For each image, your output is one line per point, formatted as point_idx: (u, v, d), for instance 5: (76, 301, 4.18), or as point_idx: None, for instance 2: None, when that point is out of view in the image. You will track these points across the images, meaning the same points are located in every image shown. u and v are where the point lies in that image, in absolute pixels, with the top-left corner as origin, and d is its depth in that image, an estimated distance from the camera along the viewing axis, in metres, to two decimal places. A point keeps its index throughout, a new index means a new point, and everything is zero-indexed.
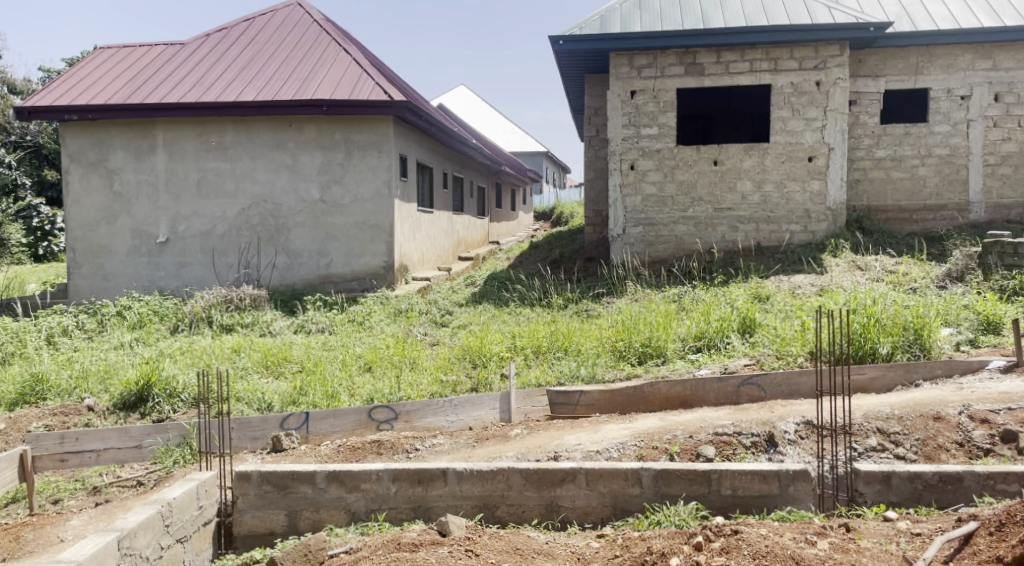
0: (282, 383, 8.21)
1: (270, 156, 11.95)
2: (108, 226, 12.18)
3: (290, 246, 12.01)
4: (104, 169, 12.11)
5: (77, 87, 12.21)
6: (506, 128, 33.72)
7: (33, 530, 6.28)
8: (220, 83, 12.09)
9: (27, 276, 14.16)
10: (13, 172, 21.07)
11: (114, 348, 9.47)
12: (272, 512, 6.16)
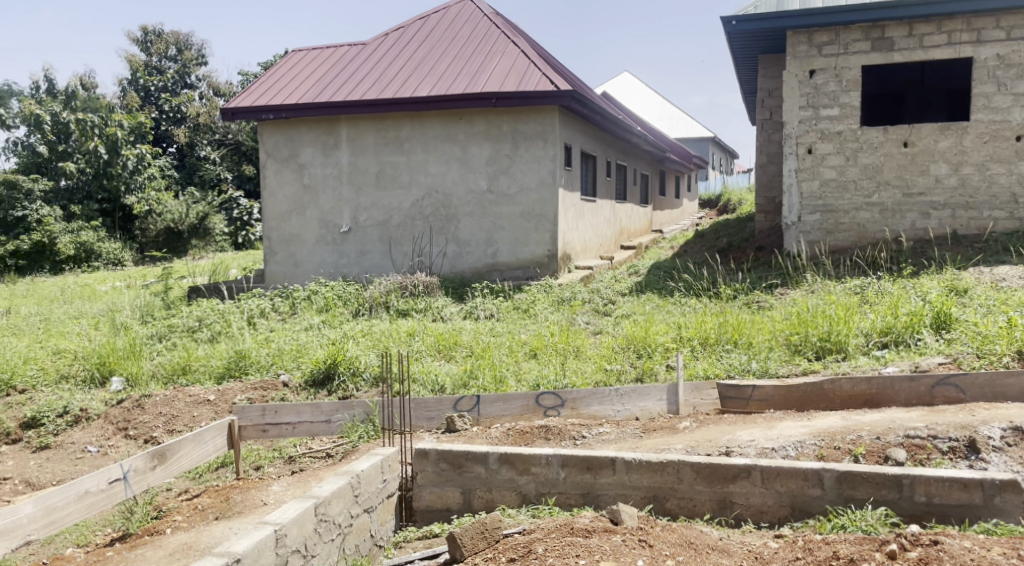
0: (452, 367, 8.46)
1: (442, 148, 12.25)
2: (299, 216, 12.90)
3: (460, 235, 12.29)
4: (295, 164, 12.83)
5: (271, 89, 12.97)
6: (672, 113, 33.11)
7: (241, 493, 6.78)
8: (397, 79, 12.51)
9: (230, 261, 15.30)
10: (217, 168, 22.69)
11: (304, 329, 10.04)
12: (449, 489, 6.36)
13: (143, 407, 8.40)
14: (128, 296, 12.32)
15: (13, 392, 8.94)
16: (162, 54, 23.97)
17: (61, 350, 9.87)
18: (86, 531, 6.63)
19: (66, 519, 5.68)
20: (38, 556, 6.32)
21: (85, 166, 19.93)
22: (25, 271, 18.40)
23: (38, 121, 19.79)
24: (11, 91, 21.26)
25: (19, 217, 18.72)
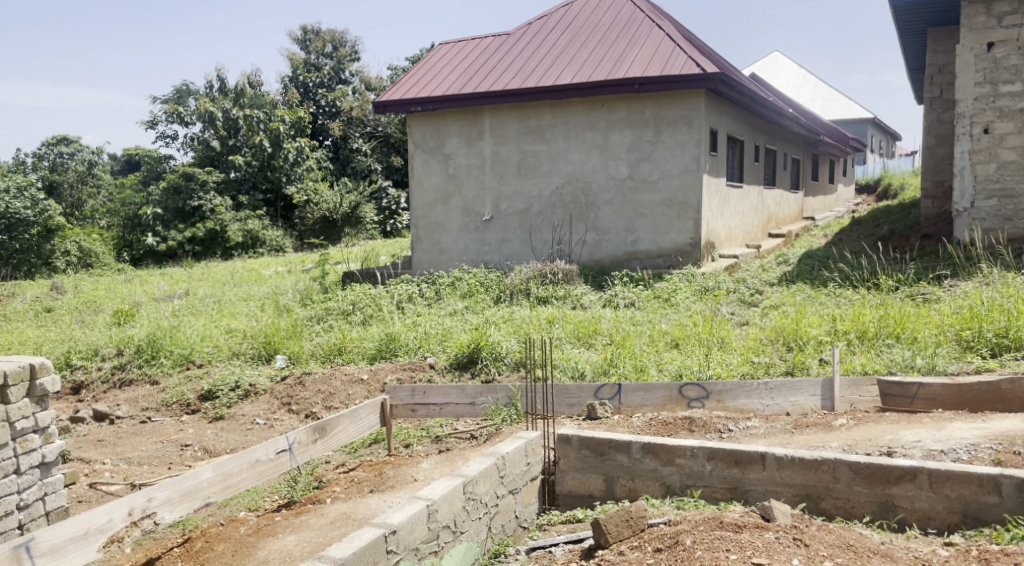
0: (592, 354, 8.45)
1: (583, 136, 12.27)
2: (443, 205, 13.24)
3: (600, 223, 12.29)
4: (441, 154, 13.16)
5: (419, 81, 13.34)
6: (829, 95, 31.75)
7: (393, 468, 7.09)
8: (541, 68, 12.62)
9: (380, 248, 15.89)
10: (368, 159, 23.53)
11: (449, 314, 10.29)
12: (592, 476, 6.41)
13: (304, 385, 8.95)
14: (289, 280, 12.99)
15: (192, 367, 9.88)
16: (320, 52, 25.00)
17: (233, 329, 10.65)
18: (257, 496, 7.20)
19: (240, 484, 6.04)
20: (215, 519, 6.82)
21: (251, 159, 21.18)
22: (201, 257, 19.87)
23: (210, 118, 21.33)
24: (188, 91, 22.62)
25: (195, 207, 20.12)
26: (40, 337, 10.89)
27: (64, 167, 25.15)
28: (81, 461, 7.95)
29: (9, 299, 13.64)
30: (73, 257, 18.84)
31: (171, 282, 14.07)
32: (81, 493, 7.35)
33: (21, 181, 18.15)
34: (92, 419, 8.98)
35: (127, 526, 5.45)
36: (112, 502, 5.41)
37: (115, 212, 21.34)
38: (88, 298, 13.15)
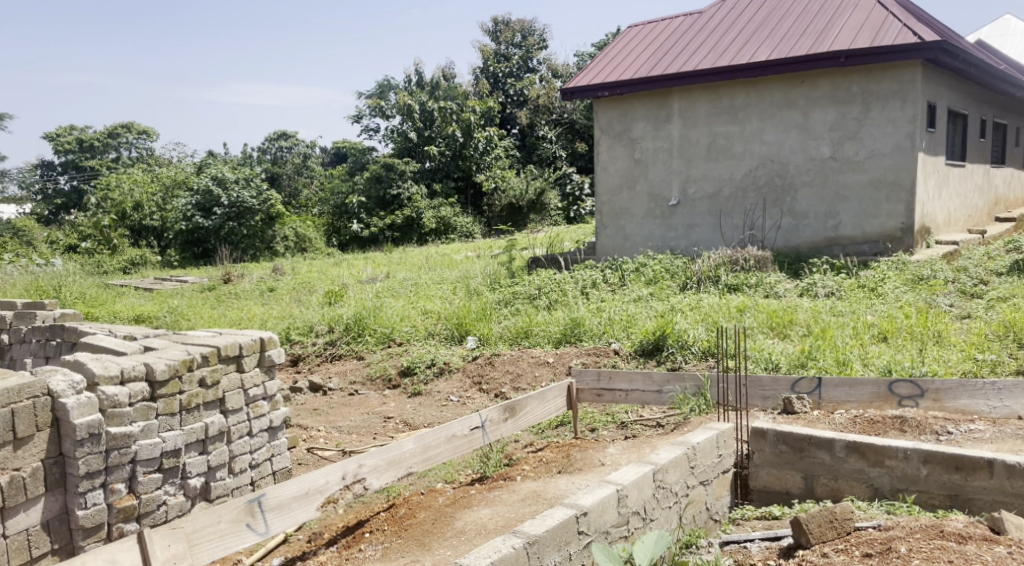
0: (788, 345, 7.99)
1: (780, 115, 11.68)
2: (629, 190, 13.01)
3: (797, 207, 11.68)
4: (627, 139, 12.93)
5: (608, 65, 13.15)
6: None
7: (580, 451, 7.34)
8: (734, 46, 12.12)
9: (565, 233, 15.87)
10: (553, 146, 23.62)
11: (634, 300, 10.09)
12: (789, 472, 6.06)
13: (493, 365, 9.22)
14: (479, 265, 13.18)
15: (393, 344, 10.30)
16: (509, 42, 25.32)
17: (429, 310, 10.97)
18: (453, 469, 7.78)
19: (437, 457, 6.63)
20: (416, 487, 7.59)
21: (445, 149, 21.78)
22: (400, 242, 20.72)
23: (409, 111, 22.01)
24: (388, 85, 23.43)
25: (395, 195, 20.89)
26: (264, 314, 11.64)
27: (283, 160, 26.74)
28: (299, 427, 8.67)
29: (237, 279, 14.66)
30: (290, 242, 20.07)
31: (374, 265, 14.70)
32: (302, 456, 8.04)
33: (249, 173, 19.80)
34: (308, 390, 9.64)
35: (340, 490, 6.01)
36: (328, 466, 5.96)
37: (326, 200, 22.46)
38: (304, 279, 13.97)
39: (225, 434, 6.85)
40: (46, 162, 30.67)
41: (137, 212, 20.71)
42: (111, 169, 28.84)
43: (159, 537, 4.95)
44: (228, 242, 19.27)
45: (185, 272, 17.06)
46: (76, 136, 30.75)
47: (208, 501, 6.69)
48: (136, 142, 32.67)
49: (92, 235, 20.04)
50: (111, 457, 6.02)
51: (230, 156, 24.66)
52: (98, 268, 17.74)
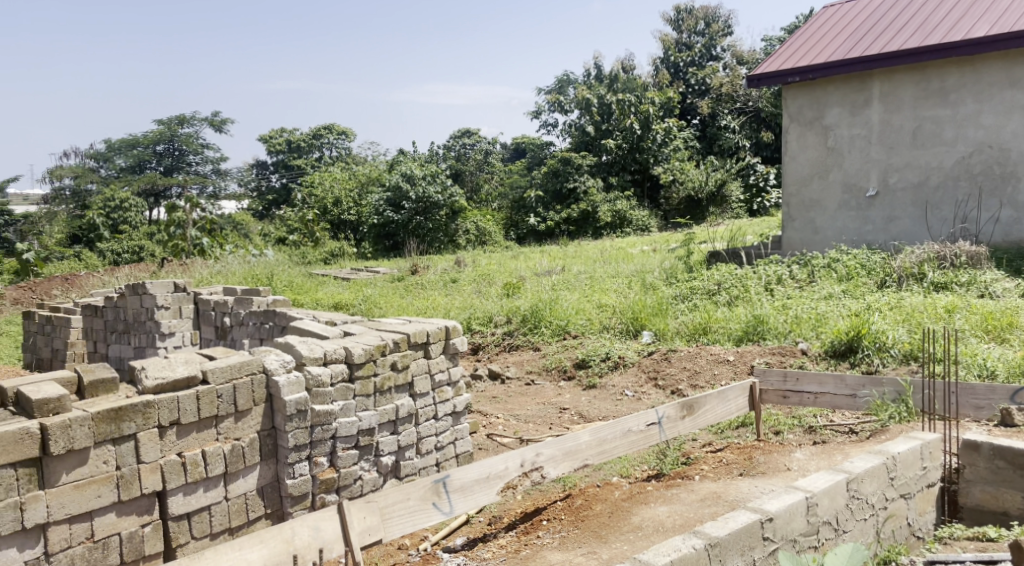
0: (1006, 351, 7.28)
1: (1001, 96, 10.85)
2: (820, 180, 12.27)
3: (1019, 197, 10.86)
4: (819, 126, 12.21)
5: (801, 49, 12.50)
6: None
7: (764, 454, 7.03)
8: (948, 21, 11.24)
9: (747, 227, 15.26)
10: (736, 136, 22.77)
11: (824, 298, 9.53)
12: (1007, 491, 5.52)
13: (670, 361, 8.97)
14: (656, 259, 12.90)
15: (568, 337, 10.25)
16: (692, 30, 24.82)
17: (604, 304, 10.81)
18: (628, 464, 7.62)
19: (613, 450, 6.73)
20: (592, 479, 7.51)
21: (622, 142, 21.57)
22: (576, 235, 20.57)
23: (587, 105, 22.13)
24: (568, 80, 23.68)
25: (571, 188, 20.88)
26: (449, 303, 11.90)
27: (466, 157, 27.21)
28: (479, 413, 8.93)
29: (423, 271, 15.08)
30: (472, 235, 20.37)
31: (550, 258, 14.69)
32: (481, 441, 8.40)
33: (435, 168, 20.18)
34: (487, 377, 9.84)
35: (520, 476, 6.33)
36: (508, 453, 6.26)
37: (505, 195, 22.80)
38: (484, 271, 14.16)
39: (413, 416, 7.52)
40: (259, 162, 32.51)
41: (336, 208, 21.77)
42: (314, 169, 30.32)
43: (355, 508, 5.58)
44: (417, 236, 19.86)
45: (379, 263, 17.77)
46: (285, 138, 32.21)
47: (397, 479, 7.37)
48: (337, 142, 33.50)
49: (298, 229, 20.89)
50: (316, 432, 6.72)
51: (418, 153, 25.49)
52: (302, 259, 18.71)
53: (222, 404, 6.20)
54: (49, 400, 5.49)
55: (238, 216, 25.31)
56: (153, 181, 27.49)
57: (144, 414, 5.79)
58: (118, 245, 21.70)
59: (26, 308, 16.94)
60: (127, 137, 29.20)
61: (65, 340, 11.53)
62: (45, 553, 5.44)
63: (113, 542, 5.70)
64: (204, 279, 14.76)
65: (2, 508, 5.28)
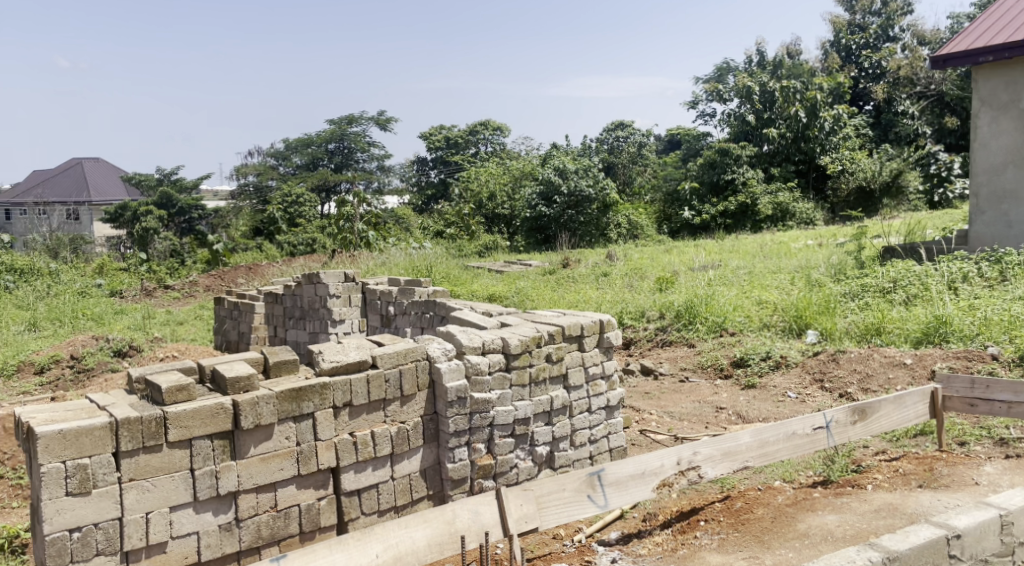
0: None
1: None
2: (1017, 169, 11.36)
3: None
4: (1016, 110, 11.32)
5: (997, 25, 11.57)
6: None
7: (947, 466, 6.58)
8: None
9: (926, 221, 14.31)
10: (916, 122, 21.61)
11: (1017, 299, 8.77)
12: None
13: (838, 362, 8.50)
14: (822, 254, 12.29)
15: (725, 334, 9.88)
16: (867, 10, 23.71)
17: (764, 301, 10.35)
18: (791, 469, 7.23)
19: (777, 454, 6.48)
20: (751, 481, 7.18)
21: (786, 131, 20.66)
22: (733, 229, 19.94)
23: (747, 94, 21.24)
24: (728, 68, 23.00)
25: (729, 180, 20.27)
26: (601, 297, 11.73)
27: (620, 150, 26.95)
28: (631, 409, 8.75)
29: (575, 264, 14.98)
30: (623, 228, 19.95)
31: (706, 253, 14.27)
32: (635, 437, 8.21)
33: (587, 162, 19.99)
34: (640, 372, 9.62)
35: (675, 473, 6.30)
36: (665, 450, 6.24)
37: (658, 188, 22.42)
38: (636, 265, 13.88)
39: (567, 408, 7.48)
40: (420, 158, 32.95)
41: (492, 202, 22.24)
42: (471, 164, 30.70)
43: (513, 496, 5.85)
44: (568, 229, 19.80)
45: (532, 256, 17.84)
46: (444, 134, 32.20)
47: (552, 469, 7.36)
48: (493, 139, 33.19)
49: (454, 222, 21.71)
50: (474, 419, 6.92)
51: (573, 147, 25.46)
52: (459, 252, 19.06)
53: (389, 388, 6.63)
54: (240, 379, 6.09)
55: (400, 211, 26.13)
56: (325, 178, 28.86)
57: (322, 395, 6.30)
58: (295, 237, 22.83)
59: (215, 294, 18.09)
60: (302, 136, 30.47)
61: (251, 325, 12.23)
62: (236, 519, 6.00)
63: (293, 512, 6.24)
64: (370, 271, 15.31)
65: (200, 475, 5.84)
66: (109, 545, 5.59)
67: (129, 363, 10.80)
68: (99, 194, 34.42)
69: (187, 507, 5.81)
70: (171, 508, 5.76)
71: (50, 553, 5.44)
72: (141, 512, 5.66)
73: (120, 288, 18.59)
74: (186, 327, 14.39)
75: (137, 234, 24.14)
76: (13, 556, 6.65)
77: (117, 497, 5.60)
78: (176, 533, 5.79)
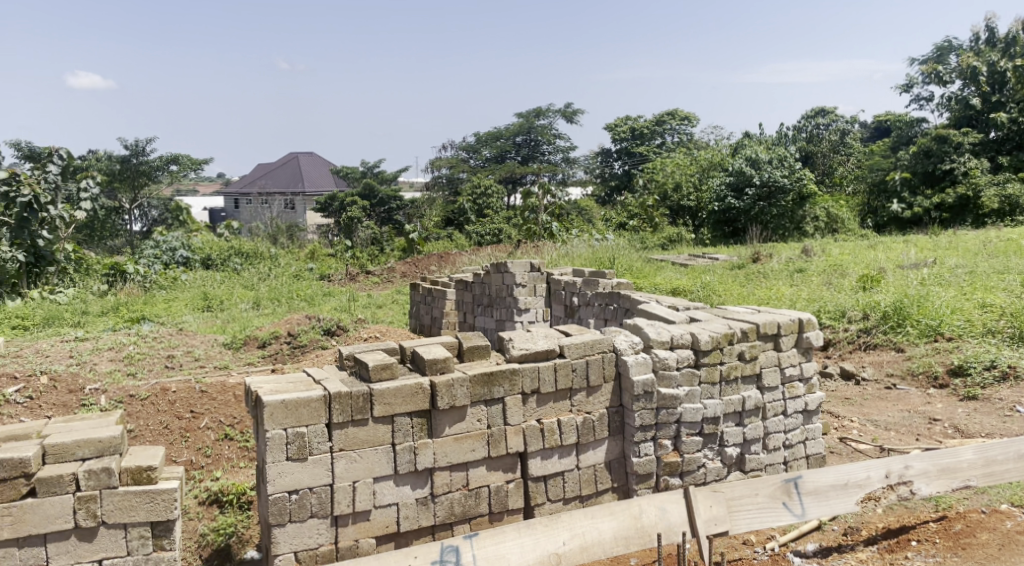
0: None
1: None
2: None
3: None
4: None
5: None
6: None
7: None
8: None
9: None
10: None
11: None
12: None
13: None
14: None
15: (940, 339, 9.05)
16: None
17: (988, 304, 9.37)
18: (1020, 492, 6.45)
19: (1005, 474, 6.04)
20: (972, 503, 6.44)
21: (1018, 115, 18.93)
22: (950, 224, 18.38)
23: (973, 74, 19.78)
24: (950, 47, 21.18)
25: (947, 170, 18.69)
26: (795, 294, 11.00)
27: (819, 138, 25.61)
28: (830, 414, 8.16)
29: (767, 259, 14.25)
30: (822, 222, 18.77)
31: (919, 250, 13.17)
32: (834, 445, 7.64)
33: (784, 151, 18.91)
34: (839, 376, 8.96)
35: (884, 488, 5.94)
36: (872, 461, 5.95)
37: (864, 179, 21.31)
38: (837, 262, 12.98)
39: (760, 410, 7.03)
40: (604, 150, 32.67)
41: (677, 193, 21.62)
42: (657, 154, 30.08)
43: (703, 496, 5.73)
44: (760, 222, 18.94)
45: (720, 249, 17.16)
46: (630, 125, 31.70)
47: (742, 472, 6.95)
48: (680, 128, 32.32)
49: (638, 214, 21.39)
50: (661, 414, 6.65)
51: (767, 135, 24.42)
52: (642, 244, 18.62)
53: (576, 378, 6.47)
54: (437, 360, 6.13)
55: (585, 203, 26.02)
56: (513, 169, 29.24)
57: (511, 380, 6.26)
58: (483, 228, 23.16)
59: (411, 281, 18.65)
60: (491, 129, 31.13)
61: (442, 310, 12.43)
62: (432, 494, 6.10)
63: (483, 493, 6.24)
64: (553, 261, 15.26)
65: (400, 450, 5.99)
66: (322, 508, 5.86)
67: (336, 341, 11.24)
68: (312, 184, 36.53)
69: (388, 479, 5.98)
70: (375, 479, 5.95)
71: (272, 511, 5.77)
72: (349, 480, 5.89)
73: (328, 273, 19.54)
74: (384, 310, 14.87)
75: (343, 222, 25.43)
76: (241, 512, 7.15)
77: (329, 465, 5.84)
78: (378, 503, 5.97)
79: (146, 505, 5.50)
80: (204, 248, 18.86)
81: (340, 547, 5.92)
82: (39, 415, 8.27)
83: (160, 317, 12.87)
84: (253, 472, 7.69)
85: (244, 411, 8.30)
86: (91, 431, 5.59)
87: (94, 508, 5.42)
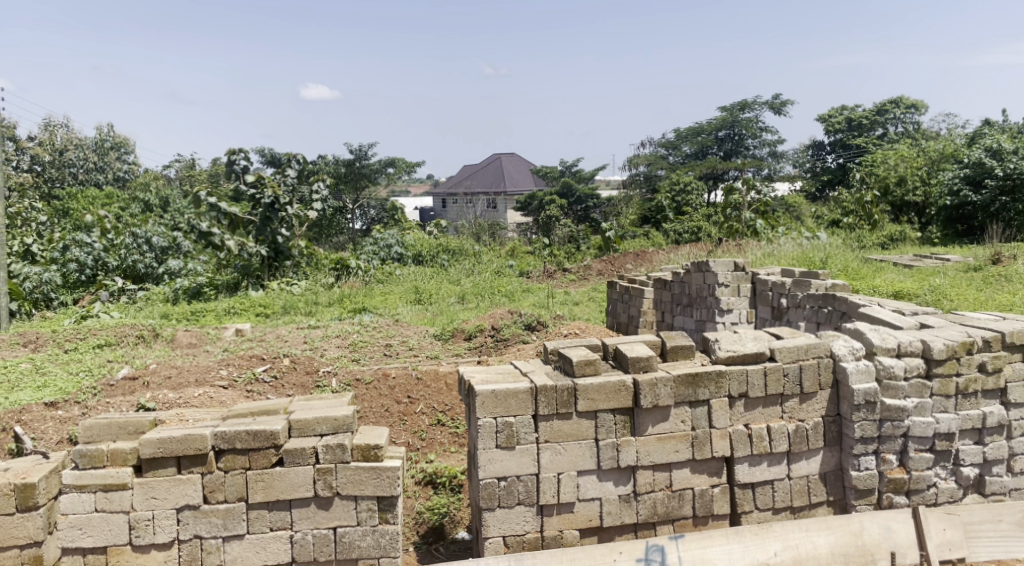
0: None
1: None
2: None
3: None
4: None
5: None
6: None
7: None
8: None
9: None
10: None
11: None
12: None
13: None
14: None
15: None
16: None
17: None
18: None
19: None
20: None
21: None
22: None
23: None
24: None
25: None
26: None
27: None
28: None
29: (1008, 261, 13.02)
30: None
31: None
32: None
33: None
34: None
35: None
36: None
37: None
38: None
39: (1005, 428, 6.42)
40: (816, 143, 31.36)
41: (900, 188, 20.21)
42: (876, 147, 28.27)
43: (934, 520, 5.53)
44: (1001, 220, 17.20)
45: (951, 250, 15.54)
46: (846, 115, 30.13)
47: (981, 495, 6.37)
48: (904, 117, 30.37)
49: (854, 211, 20.19)
50: (885, 427, 6.22)
51: (1009, 123, 22.30)
52: (859, 243, 17.65)
53: (788, 383, 6.18)
54: (640, 358, 6.03)
55: (791, 199, 24.92)
56: (715, 165, 28.49)
57: (717, 382, 6.06)
58: (681, 226, 22.65)
59: (608, 279, 18.62)
60: (693, 124, 30.45)
61: (640, 309, 12.26)
62: (634, 492, 6.02)
63: (687, 495, 6.09)
64: (758, 261, 14.69)
65: (603, 446, 5.95)
66: (529, 497, 5.92)
67: (538, 337, 11.38)
68: (514, 183, 37.30)
69: (591, 474, 5.96)
70: (579, 472, 5.95)
71: (483, 495, 5.89)
72: (554, 472, 5.92)
73: (527, 270, 19.84)
74: (583, 307, 14.92)
75: (543, 221, 25.72)
76: (453, 494, 7.40)
77: (535, 455, 5.90)
78: (582, 497, 5.97)
79: (375, 480, 5.78)
80: (416, 245, 19.66)
81: (545, 536, 5.96)
82: (282, 393, 8.93)
83: (379, 308, 13.59)
84: (463, 458, 7.95)
85: (455, 399, 8.58)
86: (328, 410, 5.96)
87: (331, 480, 5.77)
